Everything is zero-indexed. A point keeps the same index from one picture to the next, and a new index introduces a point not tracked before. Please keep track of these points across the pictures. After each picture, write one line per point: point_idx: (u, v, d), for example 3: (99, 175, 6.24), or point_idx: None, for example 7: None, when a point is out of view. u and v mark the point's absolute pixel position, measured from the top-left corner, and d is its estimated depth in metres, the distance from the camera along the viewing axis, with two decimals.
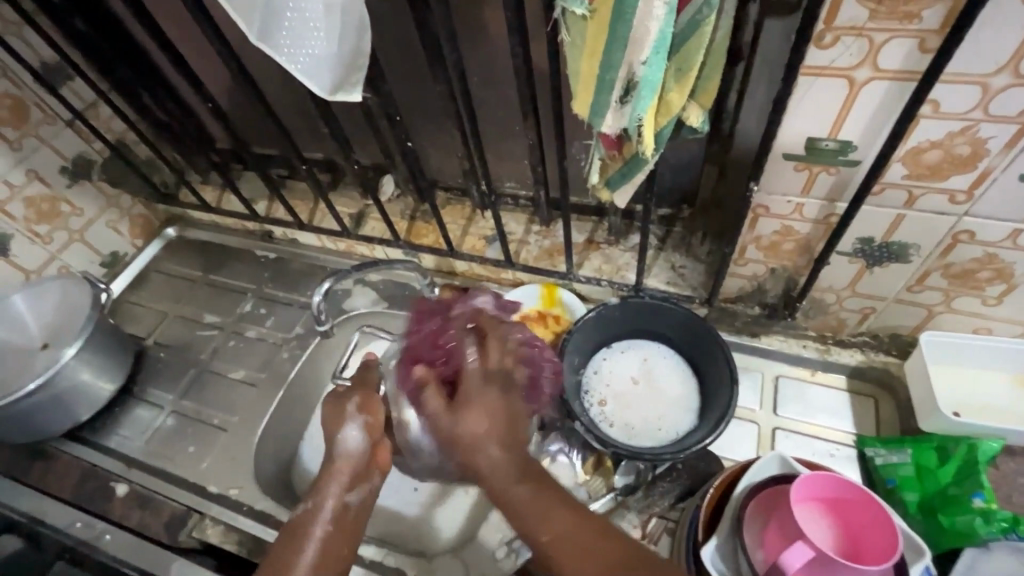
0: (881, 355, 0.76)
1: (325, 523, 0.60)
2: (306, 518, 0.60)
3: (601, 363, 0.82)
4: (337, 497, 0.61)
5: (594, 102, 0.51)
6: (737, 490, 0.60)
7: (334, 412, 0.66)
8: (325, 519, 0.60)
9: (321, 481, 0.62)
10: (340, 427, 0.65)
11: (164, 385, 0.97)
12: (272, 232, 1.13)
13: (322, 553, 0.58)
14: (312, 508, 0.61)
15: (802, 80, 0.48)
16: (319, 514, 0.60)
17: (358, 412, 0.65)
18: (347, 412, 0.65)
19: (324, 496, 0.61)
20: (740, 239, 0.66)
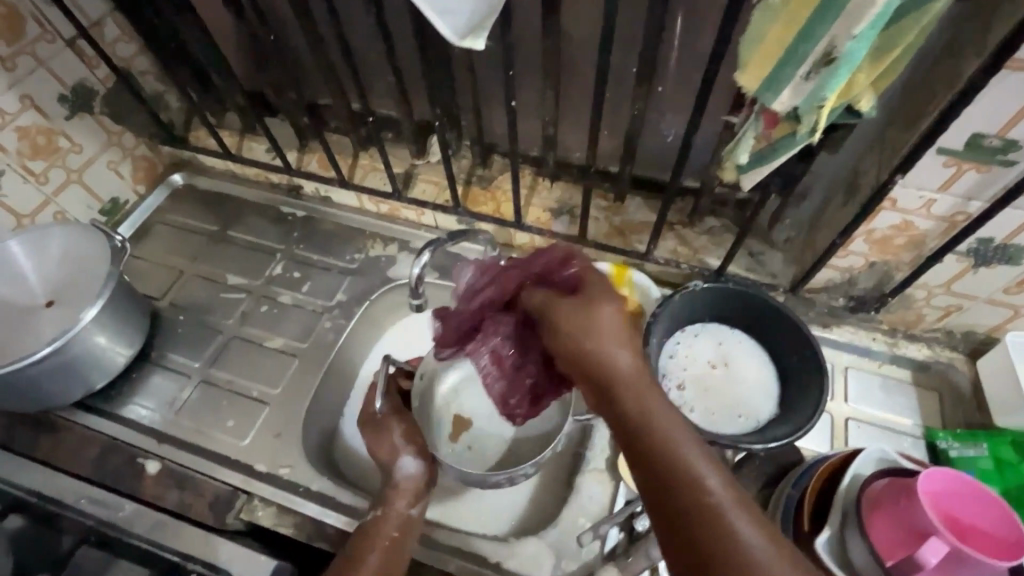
0: (948, 351, 0.78)
1: (393, 531, 0.66)
2: (373, 526, 0.66)
3: (677, 347, 0.80)
4: (402, 511, 0.67)
5: (774, 75, 0.48)
6: (844, 481, 0.60)
7: (379, 445, 0.72)
8: (394, 525, 0.66)
9: (388, 495, 0.68)
10: (393, 457, 0.70)
11: (186, 352, 0.88)
12: (301, 187, 1.02)
13: (390, 557, 0.64)
14: (379, 516, 0.67)
15: (998, 73, 0.47)
16: (388, 521, 0.66)
17: (403, 444, 0.71)
18: (394, 445, 0.71)
19: (389, 508, 0.67)
20: (853, 231, 0.65)
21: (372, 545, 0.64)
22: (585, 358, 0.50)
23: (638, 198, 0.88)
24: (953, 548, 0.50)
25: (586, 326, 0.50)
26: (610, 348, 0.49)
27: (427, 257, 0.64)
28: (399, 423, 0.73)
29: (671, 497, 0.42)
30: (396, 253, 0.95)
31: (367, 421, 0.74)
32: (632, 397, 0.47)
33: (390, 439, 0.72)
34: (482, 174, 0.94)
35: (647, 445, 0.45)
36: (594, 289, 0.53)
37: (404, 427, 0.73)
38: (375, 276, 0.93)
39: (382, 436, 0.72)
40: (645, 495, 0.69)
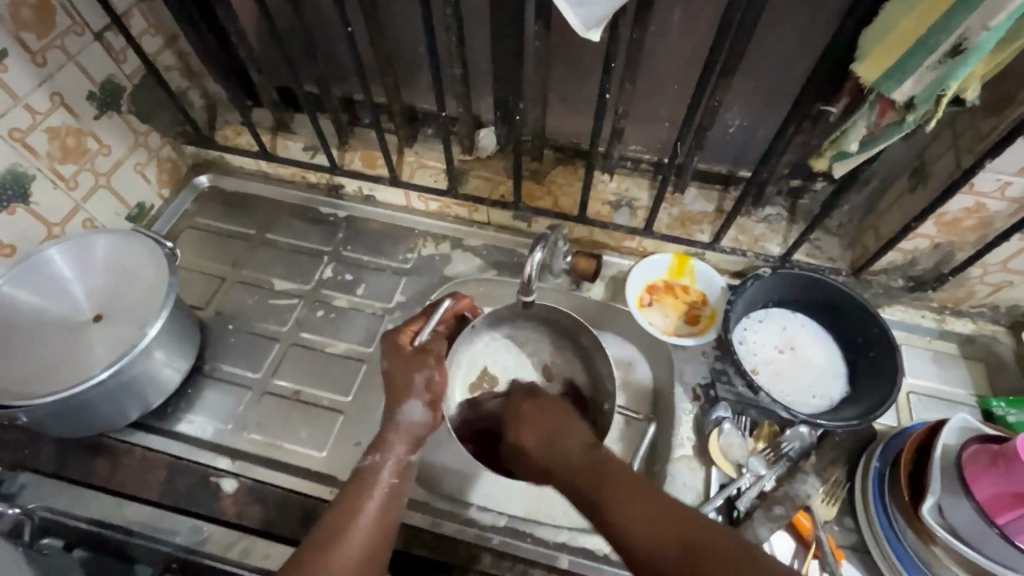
0: (990, 324, 0.84)
1: (391, 479, 0.64)
2: (372, 472, 0.63)
3: (745, 332, 0.82)
4: (402, 458, 0.65)
5: (901, 64, 0.50)
6: (938, 450, 0.64)
7: (403, 374, 0.66)
8: (392, 472, 0.64)
9: (389, 438, 0.65)
10: (405, 397, 0.66)
11: (241, 362, 0.83)
12: (341, 186, 0.98)
13: (384, 508, 0.62)
14: (378, 463, 0.64)
15: None
16: (387, 468, 0.64)
17: (421, 390, 0.66)
18: (414, 387, 0.66)
19: (389, 454, 0.64)
20: (928, 215, 0.69)
21: (371, 494, 0.62)
22: (559, 467, 0.62)
23: (694, 189, 0.89)
24: None
25: (551, 448, 0.64)
26: (572, 455, 0.62)
27: (540, 253, 0.69)
28: (429, 362, 0.67)
29: (664, 536, 0.53)
30: (450, 251, 0.94)
31: (399, 350, 0.67)
32: (601, 480, 0.58)
33: (414, 377, 0.66)
34: (536, 167, 0.92)
35: (630, 508, 0.55)
36: (559, 416, 0.67)
37: (430, 374, 0.67)
38: (431, 276, 0.91)
39: (409, 367, 0.66)
40: (739, 477, 0.71)
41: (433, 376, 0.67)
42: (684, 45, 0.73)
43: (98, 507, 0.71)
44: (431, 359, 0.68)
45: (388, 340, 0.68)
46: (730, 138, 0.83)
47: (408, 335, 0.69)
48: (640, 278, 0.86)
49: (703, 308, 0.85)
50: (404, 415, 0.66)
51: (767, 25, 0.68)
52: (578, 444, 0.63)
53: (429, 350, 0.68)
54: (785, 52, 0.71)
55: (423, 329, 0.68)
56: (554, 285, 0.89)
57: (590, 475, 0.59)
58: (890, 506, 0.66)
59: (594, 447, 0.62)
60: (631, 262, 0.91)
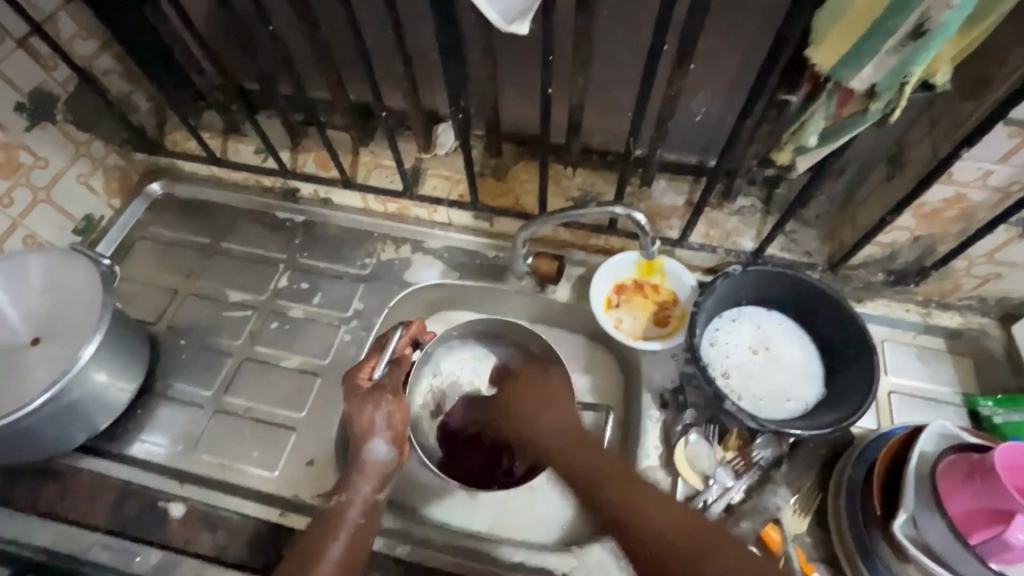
0: (979, 317, 0.78)
1: (358, 519, 0.61)
2: (337, 511, 0.61)
3: (717, 333, 0.77)
4: (367, 497, 0.62)
5: (857, 49, 0.45)
6: (912, 461, 0.60)
7: (362, 415, 0.63)
8: (358, 513, 0.62)
9: (354, 476, 0.62)
10: (367, 435, 0.62)
11: (194, 379, 0.81)
12: (297, 190, 0.94)
13: (349, 551, 0.60)
14: (343, 503, 0.62)
15: None
16: (353, 508, 0.61)
17: (382, 426, 0.63)
18: (373, 424, 0.63)
19: (354, 493, 0.62)
20: (903, 207, 0.64)
21: (335, 536, 0.60)
22: (556, 452, 0.66)
23: (663, 181, 0.83)
24: None
25: (542, 428, 0.69)
26: (555, 430, 0.68)
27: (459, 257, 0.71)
28: (390, 398, 0.64)
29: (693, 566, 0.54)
30: (410, 255, 0.89)
31: (356, 389, 0.64)
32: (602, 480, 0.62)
33: (371, 415, 0.63)
34: (496, 164, 0.87)
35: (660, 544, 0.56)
36: (537, 381, 0.74)
37: (390, 406, 0.64)
38: (390, 282, 0.87)
39: (366, 407, 0.63)
40: (705, 489, 0.68)
41: (393, 412, 0.64)
42: (639, 30, 0.67)
43: (49, 534, 0.70)
44: (389, 393, 0.64)
45: (346, 378, 0.65)
46: (698, 127, 0.77)
47: (367, 368, 0.66)
48: (605, 278, 0.80)
49: (673, 308, 0.80)
50: (368, 453, 0.63)
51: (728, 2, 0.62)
52: (557, 419, 0.69)
53: (391, 383, 0.65)
54: (749, 30, 0.65)
55: (380, 362, 0.65)
56: (517, 288, 0.84)
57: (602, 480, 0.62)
58: (863, 520, 0.62)
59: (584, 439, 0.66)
60: (599, 261, 0.85)
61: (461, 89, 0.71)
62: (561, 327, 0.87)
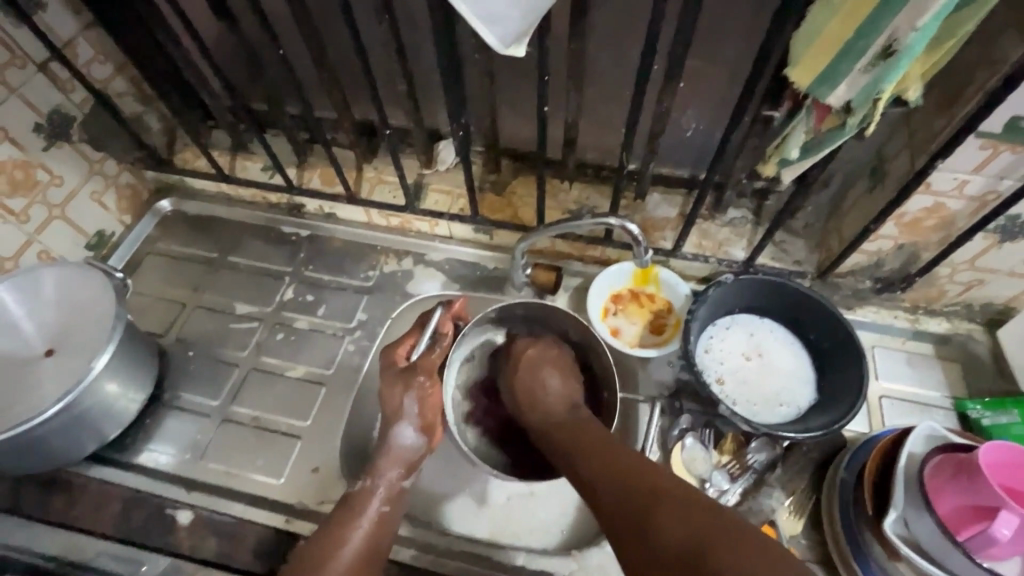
0: (965, 323, 0.80)
1: (381, 505, 0.64)
2: (361, 496, 0.64)
3: (711, 340, 0.79)
4: (394, 483, 0.65)
5: (831, 69, 0.48)
6: (901, 461, 0.61)
7: (392, 398, 0.66)
8: (382, 499, 0.64)
9: (380, 462, 0.65)
10: (396, 419, 0.66)
11: (201, 389, 0.83)
12: (302, 206, 0.96)
13: (371, 535, 0.62)
14: (367, 488, 0.64)
15: None
16: (376, 494, 0.64)
17: (410, 412, 0.66)
18: (403, 407, 0.66)
19: (379, 478, 0.65)
20: (885, 216, 0.67)
21: (358, 521, 0.62)
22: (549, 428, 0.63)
23: (656, 194, 0.86)
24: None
25: (535, 400, 0.65)
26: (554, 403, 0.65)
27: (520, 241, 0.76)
28: (422, 380, 0.67)
29: (667, 536, 0.46)
30: (412, 267, 0.92)
31: (393, 367, 0.67)
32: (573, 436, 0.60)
33: (403, 397, 0.66)
34: (495, 179, 0.90)
35: (632, 510, 0.50)
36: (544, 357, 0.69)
37: (421, 388, 0.67)
38: (393, 294, 0.89)
39: (399, 388, 0.66)
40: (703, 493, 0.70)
41: (422, 397, 0.67)
42: (630, 51, 0.71)
43: (59, 543, 0.72)
44: (423, 375, 0.67)
45: (386, 353, 0.69)
46: (689, 142, 0.80)
47: (405, 348, 0.68)
48: (602, 288, 0.83)
49: (669, 316, 0.82)
50: (396, 439, 0.66)
51: (713, 24, 0.66)
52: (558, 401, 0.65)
53: (426, 364, 0.67)
54: (733, 51, 0.68)
55: (418, 343, 0.67)
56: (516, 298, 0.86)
57: (590, 454, 0.57)
58: (855, 520, 0.64)
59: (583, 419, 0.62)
60: (596, 271, 0.88)
61: (461, 108, 0.74)
62: None
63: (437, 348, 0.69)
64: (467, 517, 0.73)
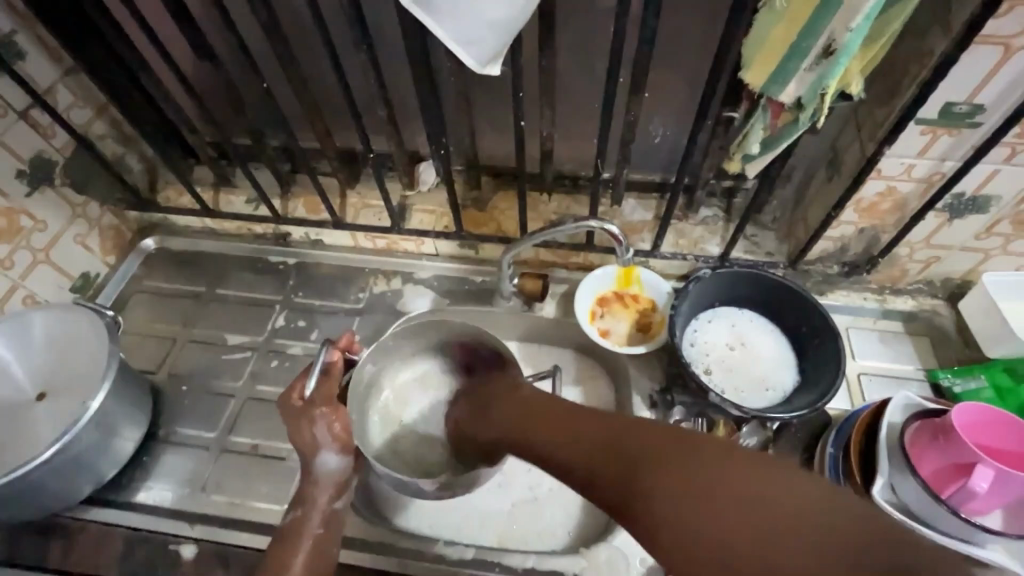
0: (930, 299, 0.85)
1: (315, 528, 0.64)
2: (297, 524, 0.64)
3: (695, 334, 0.83)
4: (327, 507, 0.65)
5: (780, 69, 0.53)
6: (883, 430, 0.65)
7: (302, 436, 0.65)
8: (318, 522, 0.64)
9: (310, 491, 0.65)
10: (314, 451, 0.65)
11: (198, 423, 0.82)
12: (288, 234, 0.98)
13: (313, 559, 0.63)
14: (301, 516, 0.64)
15: (970, 49, 0.54)
16: (312, 519, 0.64)
17: (325, 440, 0.65)
18: (317, 440, 0.65)
19: (312, 506, 0.64)
20: (845, 202, 0.72)
21: (297, 548, 0.63)
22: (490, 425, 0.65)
23: (632, 200, 0.90)
24: (999, 472, 0.55)
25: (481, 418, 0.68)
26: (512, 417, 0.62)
27: (507, 256, 0.81)
28: (324, 411, 0.66)
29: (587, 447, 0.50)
30: (401, 286, 0.94)
31: (289, 407, 0.66)
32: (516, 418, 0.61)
33: (312, 431, 0.65)
34: (477, 196, 0.93)
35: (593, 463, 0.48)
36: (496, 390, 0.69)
37: (325, 418, 0.66)
38: (385, 314, 0.91)
39: (304, 425, 0.65)
40: None
41: (333, 424, 0.66)
42: (595, 67, 0.76)
43: None
44: (326, 405, 0.66)
45: (280, 403, 0.67)
46: (658, 148, 0.85)
47: (299, 389, 0.67)
48: (586, 292, 0.86)
49: (653, 315, 0.85)
50: (320, 467, 0.66)
51: (672, 36, 0.71)
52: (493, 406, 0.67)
53: (322, 396, 0.67)
54: (693, 61, 0.74)
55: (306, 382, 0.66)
56: (505, 309, 0.89)
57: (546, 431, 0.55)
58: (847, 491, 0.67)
59: (573, 408, 0.56)
60: (580, 276, 0.91)
61: (440, 127, 0.78)
62: (551, 343, 0.91)
63: (333, 380, 0.68)
64: (471, 527, 0.76)
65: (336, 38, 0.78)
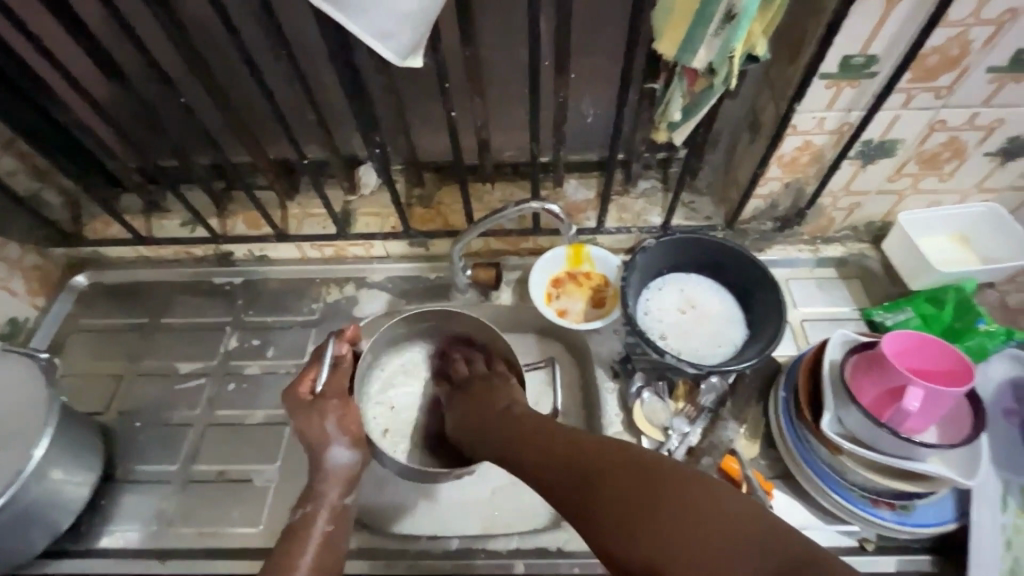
0: (858, 244, 0.91)
1: (326, 526, 0.63)
2: (303, 522, 0.63)
3: (648, 302, 0.85)
4: (336, 503, 0.65)
5: (688, 37, 0.55)
6: (825, 369, 0.69)
7: (313, 428, 0.66)
8: (326, 518, 0.64)
9: (319, 485, 0.65)
10: (325, 444, 0.65)
11: (157, 457, 0.79)
12: (231, 253, 0.95)
13: (320, 556, 0.62)
14: (308, 513, 0.64)
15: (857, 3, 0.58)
16: (320, 516, 0.64)
17: (336, 431, 0.66)
18: (328, 433, 0.66)
19: (321, 501, 0.64)
20: (768, 160, 0.76)
21: (305, 549, 0.62)
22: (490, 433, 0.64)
23: (573, 180, 0.92)
24: (927, 390, 0.60)
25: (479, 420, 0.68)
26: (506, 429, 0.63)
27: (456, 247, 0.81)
28: (335, 403, 0.67)
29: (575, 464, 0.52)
30: (355, 292, 0.92)
31: (300, 403, 0.67)
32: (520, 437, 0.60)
33: (322, 421, 0.66)
34: (421, 193, 0.93)
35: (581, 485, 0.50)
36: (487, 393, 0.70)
37: (336, 410, 0.67)
38: (342, 321, 0.90)
39: (314, 417, 0.66)
40: (667, 440, 0.75)
41: (341, 415, 0.67)
42: (519, 53, 0.77)
43: None
44: (335, 398, 0.67)
45: (288, 396, 0.68)
46: (591, 127, 0.87)
47: (308, 384, 0.68)
48: (540, 275, 0.87)
49: (607, 289, 0.87)
50: (329, 459, 0.65)
51: (589, 15, 0.73)
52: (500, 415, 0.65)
53: (333, 388, 0.68)
54: (612, 38, 0.76)
55: (318, 374, 0.68)
56: (462, 301, 0.90)
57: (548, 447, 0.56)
58: (799, 430, 0.71)
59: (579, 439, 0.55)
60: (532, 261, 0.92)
61: (373, 126, 0.77)
62: (512, 330, 0.92)
63: (342, 371, 0.70)
64: (456, 518, 0.76)
65: (251, 45, 0.76)
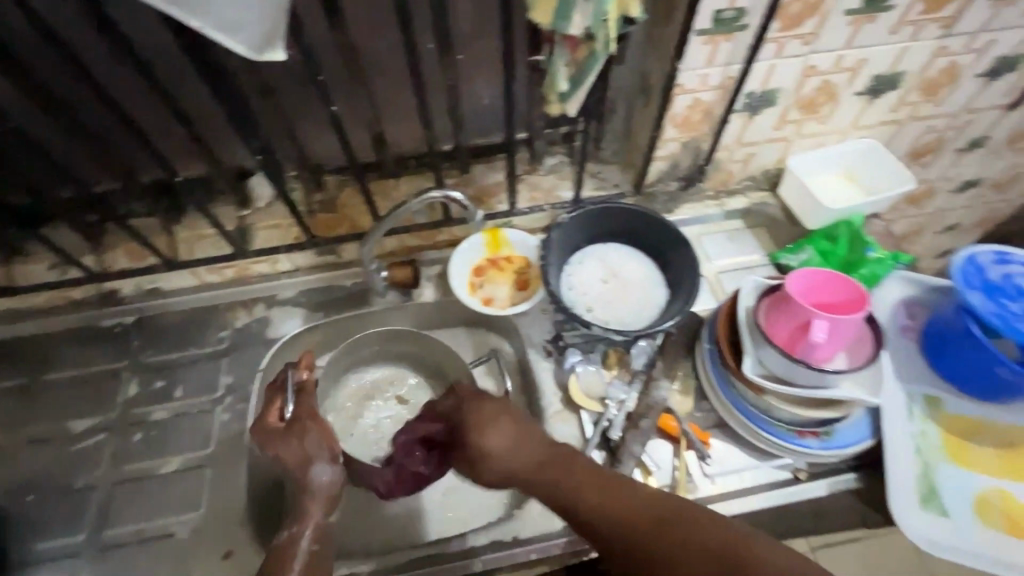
0: (758, 193, 0.95)
1: (311, 545, 0.56)
2: (288, 546, 0.56)
3: (571, 277, 0.85)
4: (321, 522, 0.57)
5: (560, 4, 0.54)
6: (741, 317, 0.72)
7: (288, 448, 0.59)
8: (311, 539, 0.57)
9: (305, 507, 0.57)
10: (306, 464, 0.58)
11: (60, 531, 0.71)
12: (115, 291, 0.84)
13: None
14: (295, 534, 0.57)
15: None
16: (305, 537, 0.56)
17: (318, 448, 0.59)
18: (309, 450, 0.59)
19: (305, 521, 0.57)
20: (663, 121, 0.77)
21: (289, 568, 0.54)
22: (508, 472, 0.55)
23: (481, 165, 0.90)
24: (830, 321, 0.64)
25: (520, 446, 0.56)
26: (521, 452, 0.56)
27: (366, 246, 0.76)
28: (310, 423, 0.61)
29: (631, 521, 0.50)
30: (265, 312, 0.85)
31: (265, 427, 0.61)
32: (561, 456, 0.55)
33: (304, 444, 0.59)
34: (323, 198, 0.88)
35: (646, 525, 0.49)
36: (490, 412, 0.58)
37: (319, 428, 0.60)
38: (255, 345, 0.83)
39: (291, 439, 0.59)
40: (605, 410, 0.76)
41: (324, 432, 0.60)
42: (399, 37, 0.73)
43: None
44: (312, 420, 0.61)
45: (256, 432, 0.62)
46: (488, 108, 0.85)
47: (274, 412, 0.63)
48: (460, 266, 0.85)
49: (529, 270, 0.86)
50: (314, 477, 0.58)
51: None
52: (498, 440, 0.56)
53: (304, 411, 0.62)
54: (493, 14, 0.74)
55: (285, 401, 0.63)
56: (384, 305, 0.86)
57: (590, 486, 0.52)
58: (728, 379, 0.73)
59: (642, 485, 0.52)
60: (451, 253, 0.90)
61: (251, 129, 0.70)
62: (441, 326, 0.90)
63: (308, 395, 0.65)
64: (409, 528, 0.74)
65: (88, 57, 0.67)
